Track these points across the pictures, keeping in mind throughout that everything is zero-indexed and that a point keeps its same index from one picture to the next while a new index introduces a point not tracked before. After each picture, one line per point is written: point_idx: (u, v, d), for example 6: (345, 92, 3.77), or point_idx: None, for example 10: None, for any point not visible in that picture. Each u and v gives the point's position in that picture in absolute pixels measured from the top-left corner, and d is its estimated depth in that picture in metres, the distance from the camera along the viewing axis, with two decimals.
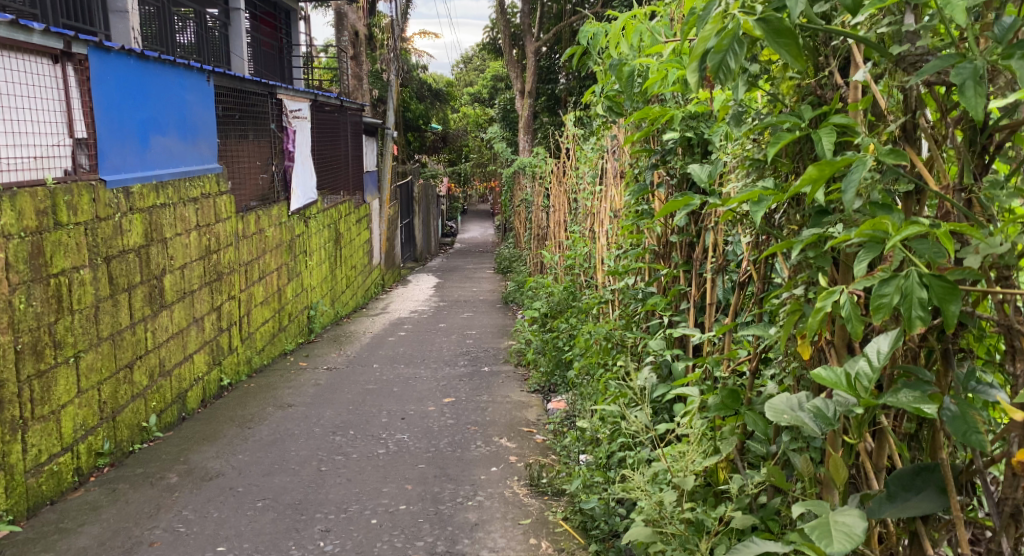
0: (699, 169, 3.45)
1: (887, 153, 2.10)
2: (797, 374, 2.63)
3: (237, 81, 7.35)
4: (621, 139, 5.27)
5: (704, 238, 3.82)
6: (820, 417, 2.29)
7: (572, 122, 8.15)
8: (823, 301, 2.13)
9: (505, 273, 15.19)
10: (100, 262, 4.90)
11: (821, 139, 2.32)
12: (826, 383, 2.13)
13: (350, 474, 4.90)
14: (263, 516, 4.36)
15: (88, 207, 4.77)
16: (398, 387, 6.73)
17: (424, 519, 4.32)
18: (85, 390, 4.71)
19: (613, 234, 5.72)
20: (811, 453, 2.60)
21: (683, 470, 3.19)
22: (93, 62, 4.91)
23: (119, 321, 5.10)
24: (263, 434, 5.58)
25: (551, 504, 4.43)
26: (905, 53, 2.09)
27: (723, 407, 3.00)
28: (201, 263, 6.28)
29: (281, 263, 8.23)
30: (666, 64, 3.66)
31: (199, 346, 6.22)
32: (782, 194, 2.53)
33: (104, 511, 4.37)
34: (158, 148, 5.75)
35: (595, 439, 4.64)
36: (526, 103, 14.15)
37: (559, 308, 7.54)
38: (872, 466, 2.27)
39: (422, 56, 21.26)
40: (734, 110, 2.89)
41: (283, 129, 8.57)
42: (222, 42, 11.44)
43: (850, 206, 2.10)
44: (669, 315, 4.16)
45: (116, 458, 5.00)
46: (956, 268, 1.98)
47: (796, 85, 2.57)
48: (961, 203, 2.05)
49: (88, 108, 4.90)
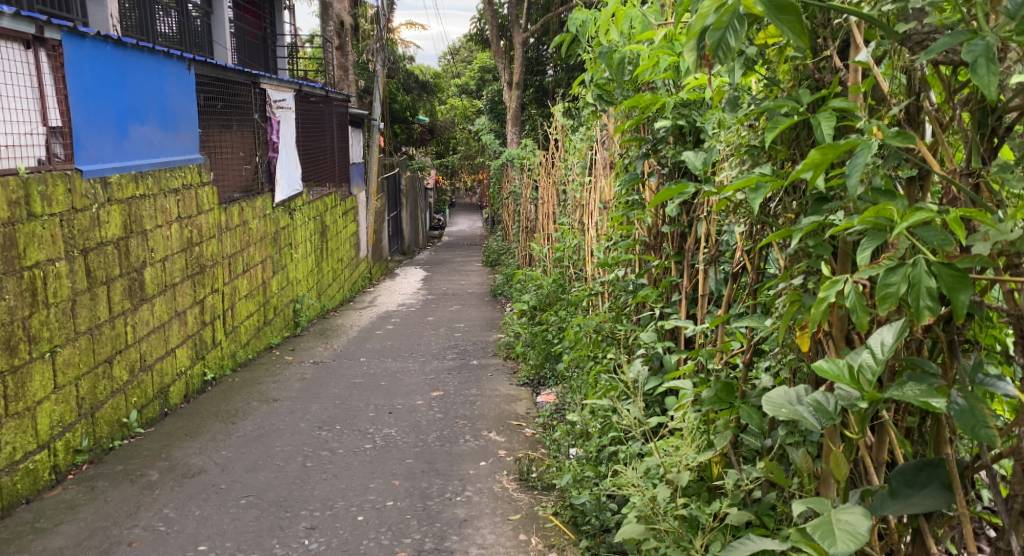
0: (693, 156, 3.37)
1: (894, 136, 2.01)
2: (794, 367, 2.55)
3: (221, 70, 7.24)
4: (611, 128, 5.19)
5: (696, 228, 3.75)
6: (820, 412, 2.20)
7: (561, 112, 8.06)
8: (827, 291, 2.03)
9: (494, 266, 15.10)
10: (77, 254, 4.79)
11: (820, 124, 2.26)
12: (828, 377, 2.04)
13: (336, 470, 4.80)
14: (246, 514, 4.26)
15: (63, 198, 4.66)
16: (385, 381, 6.63)
17: (412, 516, 4.23)
18: (62, 386, 4.61)
19: (602, 225, 5.64)
20: (808, 447, 2.51)
21: (677, 466, 3.09)
22: (67, 48, 4.79)
23: (98, 314, 4.99)
24: (247, 429, 5.48)
25: (540, 499, 4.35)
26: (911, 32, 2.00)
27: (717, 400, 2.92)
28: (183, 256, 6.17)
29: (266, 256, 8.12)
30: (660, 51, 3.57)
31: (182, 340, 6.11)
32: (780, 181, 2.46)
33: (82, 510, 4.27)
34: (137, 138, 5.64)
35: (585, 433, 4.57)
36: (514, 95, 13.87)
37: (548, 301, 7.47)
38: (873, 461, 2.17)
39: (409, 47, 21.17)
40: (730, 94, 2.81)
41: (267, 120, 8.45)
42: (205, 32, 11.32)
43: (854, 192, 2.01)
44: (661, 307, 4.10)
45: (95, 455, 4.90)
46: (965, 256, 1.90)
47: (794, 68, 2.50)
48: (969, 188, 1.96)
49: (63, 96, 4.78)
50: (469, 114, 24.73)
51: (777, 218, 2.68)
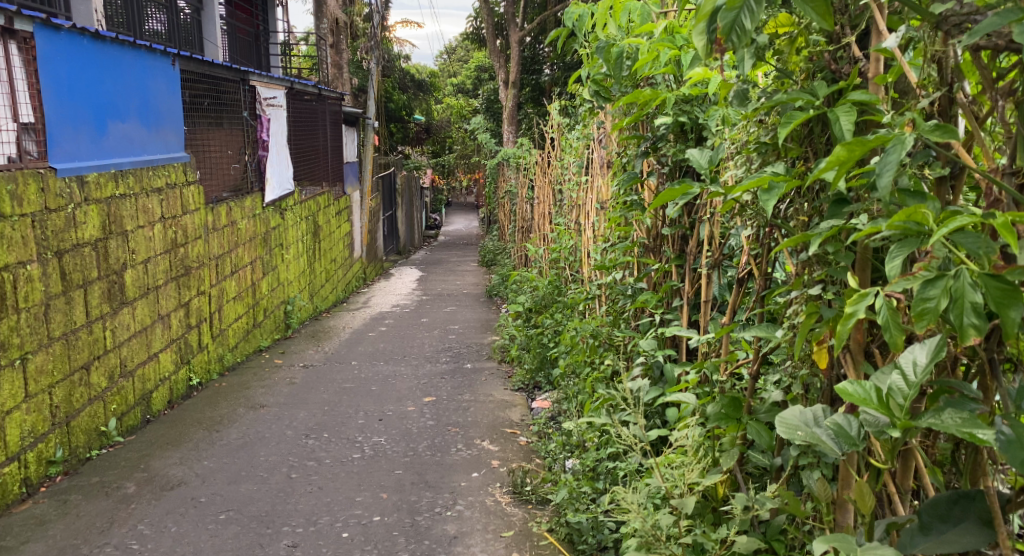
0: (699, 155, 3.13)
1: (932, 130, 1.81)
2: (808, 382, 2.36)
3: (209, 67, 7.02)
4: (609, 125, 4.97)
5: (699, 230, 3.55)
6: (842, 436, 2.01)
7: (557, 110, 7.85)
8: (855, 306, 1.84)
9: (490, 266, 14.85)
10: (51, 257, 4.58)
11: (838, 118, 2.08)
12: (854, 400, 1.87)
13: (321, 482, 4.59)
14: (225, 530, 4.05)
15: (35, 198, 4.46)
16: (376, 386, 6.42)
17: (399, 532, 4.02)
18: (33, 394, 4.40)
19: (601, 225, 5.44)
20: (823, 470, 2.33)
21: (681, 486, 2.90)
22: (40, 40, 4.58)
23: (73, 319, 4.78)
24: (231, 437, 5.27)
25: (535, 514, 4.14)
26: (948, 13, 1.80)
27: (723, 416, 2.74)
28: (166, 257, 5.95)
29: (255, 256, 7.90)
30: (659, 44, 3.36)
31: (165, 344, 5.90)
32: (796, 181, 2.26)
33: (51, 527, 4.08)
34: (116, 135, 5.42)
35: (582, 445, 4.37)
36: (510, 94, 13.68)
37: (543, 303, 7.27)
38: (897, 488, 2.00)
39: (404, 45, 20.90)
40: (738, 88, 2.61)
41: (257, 118, 8.24)
42: (195, 28, 11.09)
43: (883, 192, 1.81)
44: (661, 313, 3.91)
45: (70, 466, 4.69)
46: (1014, 269, 1.70)
47: (806, 60, 2.31)
48: (1012, 188, 1.75)
49: (35, 91, 4.56)
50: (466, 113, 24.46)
51: (787, 221, 2.49)
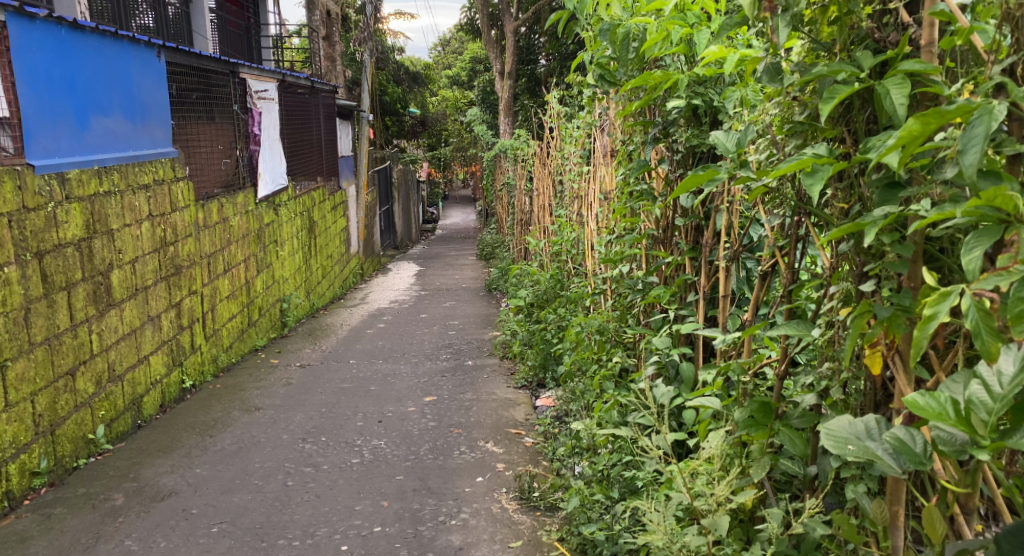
0: (724, 137, 2.75)
1: None
2: (848, 383, 2.16)
3: (196, 58, 6.77)
4: (613, 111, 4.75)
5: (716, 219, 3.33)
6: (904, 452, 1.88)
7: (557, 98, 7.61)
8: (936, 307, 1.69)
9: (488, 259, 14.54)
10: (31, 258, 4.35)
11: (889, 91, 1.88)
12: (928, 414, 1.77)
13: (320, 489, 4.36)
14: (217, 544, 3.83)
15: (11, 196, 4.21)
16: (375, 386, 6.18)
17: (402, 544, 3.79)
18: (14, 403, 4.16)
19: (604, 216, 5.22)
20: (869, 483, 2.12)
21: (708, 499, 2.68)
22: (13, 29, 4.34)
23: (56, 324, 4.54)
24: (226, 443, 5.05)
25: (544, 521, 3.92)
26: None
27: (752, 423, 2.52)
28: (155, 256, 5.72)
29: (249, 254, 7.65)
30: (670, 21, 3.13)
31: (156, 346, 5.66)
32: (844, 162, 2.02)
33: (34, 544, 3.86)
34: (98, 129, 5.17)
35: (592, 448, 4.15)
36: (507, 84, 13.42)
37: (546, 298, 7.05)
38: (962, 508, 1.87)
39: (399, 37, 20.53)
40: (769, 62, 2.32)
41: (248, 111, 7.95)
42: (183, 21, 10.80)
43: (968, 171, 1.63)
44: (675, 308, 3.64)
45: (56, 477, 4.47)
46: None
47: (844, 28, 2.08)
48: None
49: (9, 83, 4.32)
50: (461, 105, 24.09)
51: (823, 209, 2.29)
